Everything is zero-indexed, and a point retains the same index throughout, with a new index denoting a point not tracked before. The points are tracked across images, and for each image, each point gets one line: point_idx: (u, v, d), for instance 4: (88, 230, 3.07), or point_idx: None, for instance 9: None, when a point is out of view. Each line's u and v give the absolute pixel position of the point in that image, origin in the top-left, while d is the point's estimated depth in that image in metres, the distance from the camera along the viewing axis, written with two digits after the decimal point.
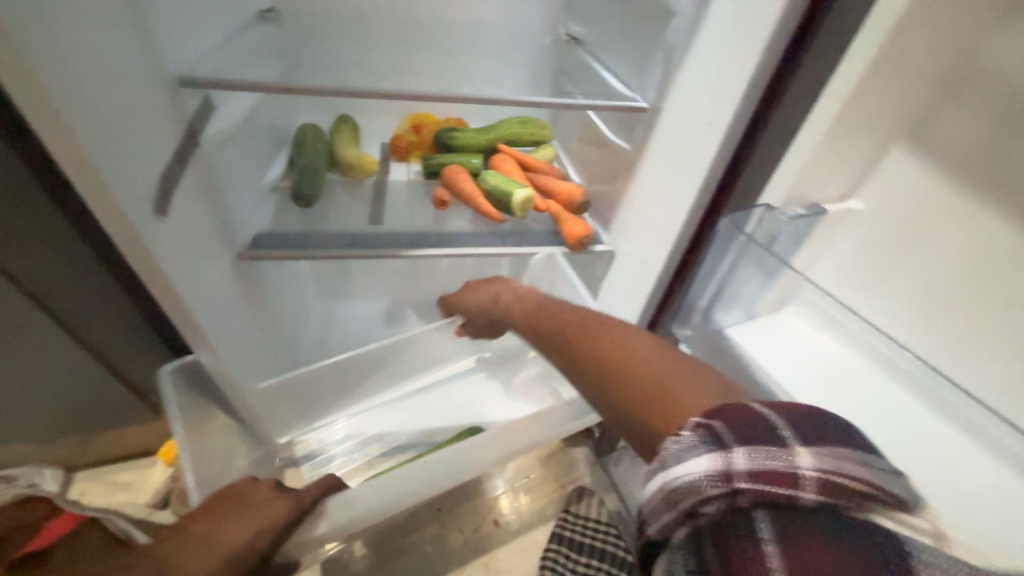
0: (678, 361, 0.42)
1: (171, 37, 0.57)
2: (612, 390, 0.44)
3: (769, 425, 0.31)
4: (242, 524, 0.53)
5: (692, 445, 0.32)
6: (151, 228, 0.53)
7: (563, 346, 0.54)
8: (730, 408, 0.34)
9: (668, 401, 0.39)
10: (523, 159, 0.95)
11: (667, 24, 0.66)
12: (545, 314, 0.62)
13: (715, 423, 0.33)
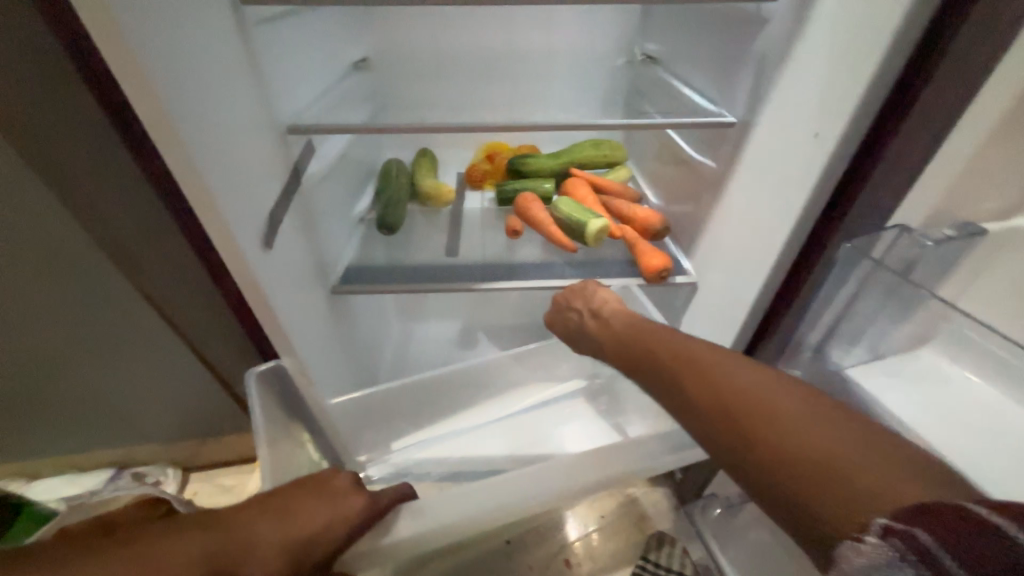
0: (833, 421, 0.36)
1: (279, 90, 0.64)
2: (746, 449, 0.38)
3: (1011, 547, 0.25)
4: (319, 510, 0.51)
5: (881, 559, 0.28)
6: (256, 259, 0.59)
7: (675, 386, 0.46)
8: (937, 510, 0.28)
9: (835, 480, 0.33)
10: (594, 182, 0.93)
11: (754, 32, 0.61)
12: (642, 337, 0.55)
13: (917, 533, 0.27)
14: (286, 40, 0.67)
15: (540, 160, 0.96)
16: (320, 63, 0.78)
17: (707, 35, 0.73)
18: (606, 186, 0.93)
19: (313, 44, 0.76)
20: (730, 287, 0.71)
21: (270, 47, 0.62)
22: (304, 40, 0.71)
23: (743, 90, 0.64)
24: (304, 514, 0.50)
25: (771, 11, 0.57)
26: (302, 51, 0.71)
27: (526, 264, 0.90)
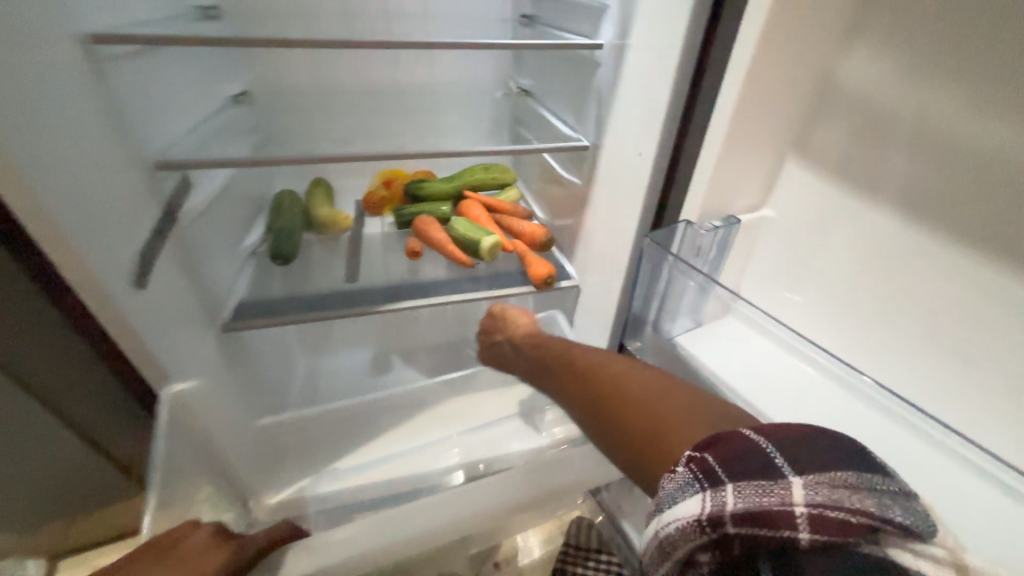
0: (667, 395, 0.45)
1: (143, 127, 0.62)
2: (610, 428, 0.47)
3: (762, 456, 0.32)
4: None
5: (684, 483, 0.34)
6: (129, 301, 0.57)
7: (575, 385, 0.56)
8: (720, 437, 0.34)
9: (662, 437, 0.41)
10: (486, 202, 1.01)
11: (591, 73, 0.74)
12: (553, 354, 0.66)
13: (707, 457, 0.34)
14: (150, 77, 0.65)
15: (434, 185, 1.02)
16: (193, 98, 0.77)
17: (562, 74, 0.86)
18: (497, 206, 1.01)
19: (183, 80, 0.74)
20: (604, 286, 0.82)
21: (133, 82, 0.61)
22: (170, 75, 0.70)
23: (591, 119, 0.76)
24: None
25: (601, 57, 0.70)
26: (170, 85, 0.70)
27: (428, 284, 0.94)
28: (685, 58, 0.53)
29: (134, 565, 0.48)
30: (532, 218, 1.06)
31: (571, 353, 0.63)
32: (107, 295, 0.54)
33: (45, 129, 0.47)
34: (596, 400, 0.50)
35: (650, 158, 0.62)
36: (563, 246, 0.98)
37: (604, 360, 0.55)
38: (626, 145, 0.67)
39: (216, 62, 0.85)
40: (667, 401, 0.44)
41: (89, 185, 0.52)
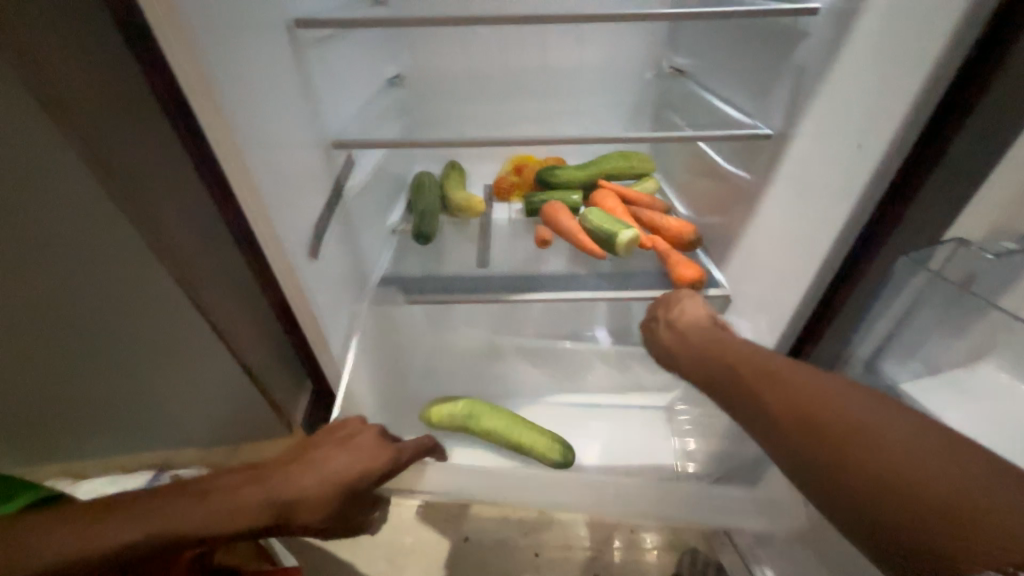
0: (966, 453, 0.30)
1: (326, 106, 0.67)
2: (871, 503, 0.31)
3: None
4: (342, 460, 0.48)
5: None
6: (304, 267, 0.62)
7: (779, 411, 0.37)
8: None
9: (986, 529, 0.27)
10: (624, 193, 0.94)
11: (791, 45, 0.61)
12: (728, 348, 0.46)
13: None
14: (332, 59, 0.70)
15: (569, 172, 0.98)
16: (362, 80, 0.82)
17: (739, 48, 0.74)
18: (635, 199, 0.93)
19: (356, 63, 0.79)
20: (770, 299, 0.69)
21: (319, 64, 0.65)
22: (347, 57, 0.75)
23: (780, 102, 0.64)
24: (332, 465, 0.47)
25: (810, 25, 0.58)
26: (346, 67, 0.75)
27: (555, 276, 0.90)
28: (971, 17, 0.40)
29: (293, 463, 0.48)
30: (672, 214, 0.96)
31: (754, 352, 0.43)
32: (291, 262, 0.59)
33: (255, 104, 0.51)
34: (790, 443, 0.36)
35: (881, 148, 0.49)
36: (711, 247, 0.87)
37: (832, 381, 0.36)
38: (839, 131, 0.55)
39: (378, 48, 0.90)
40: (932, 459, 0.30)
41: (283, 160, 0.56)
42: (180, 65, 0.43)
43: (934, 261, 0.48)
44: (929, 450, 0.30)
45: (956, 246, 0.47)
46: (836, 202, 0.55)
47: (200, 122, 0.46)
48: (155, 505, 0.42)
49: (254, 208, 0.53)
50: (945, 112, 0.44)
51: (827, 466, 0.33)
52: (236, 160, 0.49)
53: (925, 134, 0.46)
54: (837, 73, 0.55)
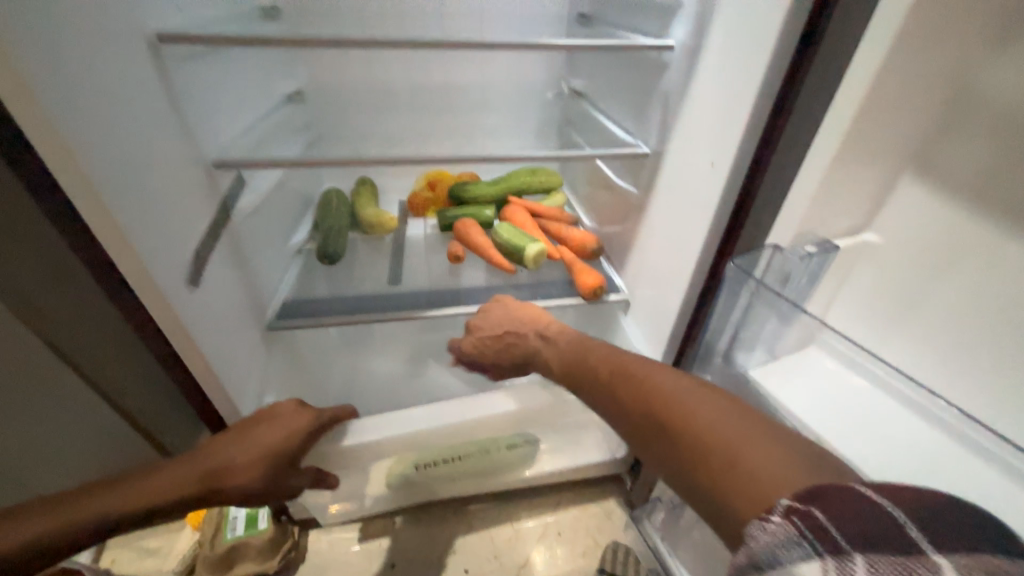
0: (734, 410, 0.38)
1: (203, 123, 0.63)
2: (672, 453, 0.40)
3: (888, 518, 0.26)
4: (268, 432, 0.57)
5: (789, 537, 0.26)
6: (180, 297, 0.56)
7: (621, 394, 0.47)
8: (822, 487, 0.28)
9: (733, 456, 0.35)
10: (532, 208, 0.98)
11: (659, 74, 0.68)
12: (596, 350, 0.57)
13: (810, 508, 0.27)
14: (210, 74, 0.66)
15: (479, 187, 1.00)
16: (252, 97, 0.78)
17: (621, 75, 0.82)
18: (542, 212, 0.98)
19: (243, 78, 0.76)
20: (659, 303, 0.75)
21: (192, 79, 0.61)
22: (230, 73, 0.71)
23: (655, 124, 0.71)
24: (257, 438, 0.56)
25: (670, 58, 0.65)
26: (229, 82, 0.71)
27: (469, 290, 0.91)
28: (781, 58, 0.48)
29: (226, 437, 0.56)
30: (578, 225, 1.02)
31: (616, 353, 0.54)
32: (161, 293, 0.53)
33: (107, 123, 0.47)
34: (631, 417, 0.45)
35: (727, 168, 0.56)
36: (612, 255, 0.93)
37: (659, 367, 0.47)
38: (698, 151, 0.62)
39: (271, 63, 0.86)
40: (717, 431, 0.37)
41: (147, 184, 0.52)
42: (3, 84, 0.37)
43: (759, 268, 0.54)
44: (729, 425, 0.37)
45: (773, 251, 0.53)
46: (699, 214, 0.62)
47: (37, 150, 0.41)
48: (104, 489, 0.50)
49: (113, 240, 0.48)
50: (768, 139, 0.52)
51: (648, 433, 0.43)
52: (79, 183, 0.44)
53: (755, 159, 0.54)
54: (694, 99, 0.62)
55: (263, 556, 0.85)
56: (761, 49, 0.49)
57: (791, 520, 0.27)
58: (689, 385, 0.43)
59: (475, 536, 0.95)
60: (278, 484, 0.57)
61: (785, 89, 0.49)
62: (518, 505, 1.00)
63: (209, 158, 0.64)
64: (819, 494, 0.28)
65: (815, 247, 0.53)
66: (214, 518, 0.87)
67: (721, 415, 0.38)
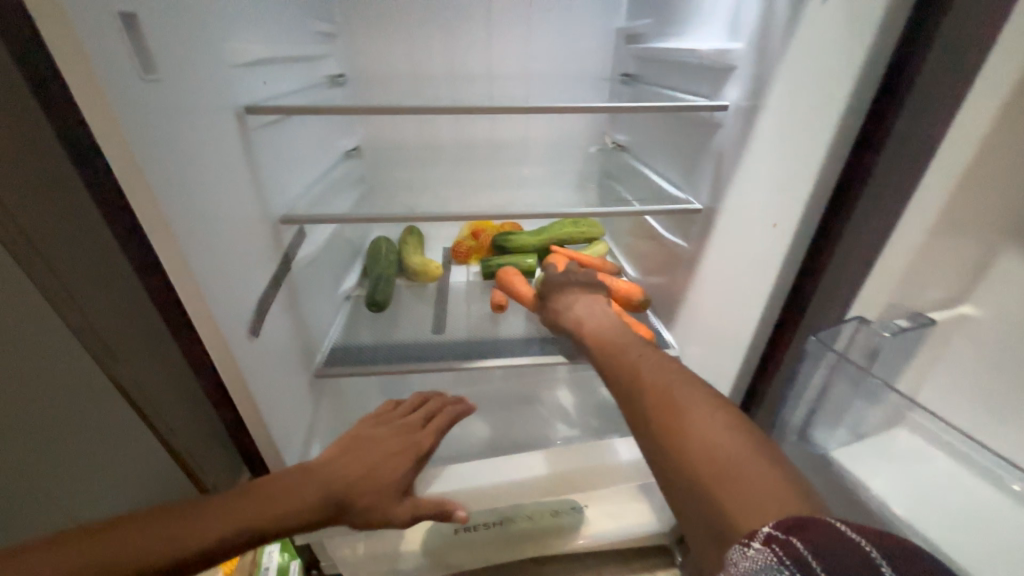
0: (752, 446, 0.38)
1: (274, 182, 0.68)
2: (681, 470, 0.38)
3: (859, 554, 0.26)
4: (377, 449, 0.59)
5: (766, 565, 0.26)
6: (243, 347, 0.58)
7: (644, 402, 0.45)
8: (805, 522, 0.29)
9: (741, 488, 0.34)
10: (575, 257, 0.98)
11: (709, 132, 0.69)
12: (630, 353, 0.55)
13: (792, 539, 0.27)
14: (283, 137, 0.72)
15: (523, 237, 1.01)
16: (316, 155, 0.85)
17: (668, 131, 0.83)
18: (586, 262, 0.97)
19: (309, 138, 0.82)
20: (716, 363, 0.72)
21: (267, 142, 0.67)
22: (299, 135, 0.77)
23: (706, 179, 0.70)
24: (371, 451, 0.58)
25: (722, 118, 0.65)
26: (298, 144, 0.77)
27: (511, 340, 0.90)
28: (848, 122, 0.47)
29: (337, 454, 0.57)
30: (622, 275, 1.01)
31: (649, 361, 0.51)
32: (227, 343, 0.56)
33: (197, 188, 0.51)
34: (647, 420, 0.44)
35: (791, 228, 0.54)
36: (659, 308, 0.91)
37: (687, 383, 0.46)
38: (756, 210, 0.61)
39: (334, 124, 0.93)
40: (725, 448, 0.38)
41: (224, 241, 0.56)
42: (118, 159, 0.42)
43: (840, 342, 0.52)
44: (737, 447, 0.38)
45: (858, 325, 0.51)
46: (759, 273, 0.60)
47: (138, 213, 0.45)
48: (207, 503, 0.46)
49: (190, 294, 0.51)
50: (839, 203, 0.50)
51: (661, 442, 0.41)
52: (171, 244, 0.48)
53: (825, 222, 0.52)
54: (748, 159, 0.61)
55: None
56: (826, 112, 0.49)
57: (771, 547, 0.27)
58: (708, 396, 0.44)
59: None
60: (393, 500, 0.57)
61: (855, 155, 0.48)
62: (554, 575, 0.94)
63: (277, 214, 0.68)
64: (800, 523, 0.28)
65: (904, 322, 0.53)
66: (247, 569, 0.85)
67: (732, 437, 0.39)
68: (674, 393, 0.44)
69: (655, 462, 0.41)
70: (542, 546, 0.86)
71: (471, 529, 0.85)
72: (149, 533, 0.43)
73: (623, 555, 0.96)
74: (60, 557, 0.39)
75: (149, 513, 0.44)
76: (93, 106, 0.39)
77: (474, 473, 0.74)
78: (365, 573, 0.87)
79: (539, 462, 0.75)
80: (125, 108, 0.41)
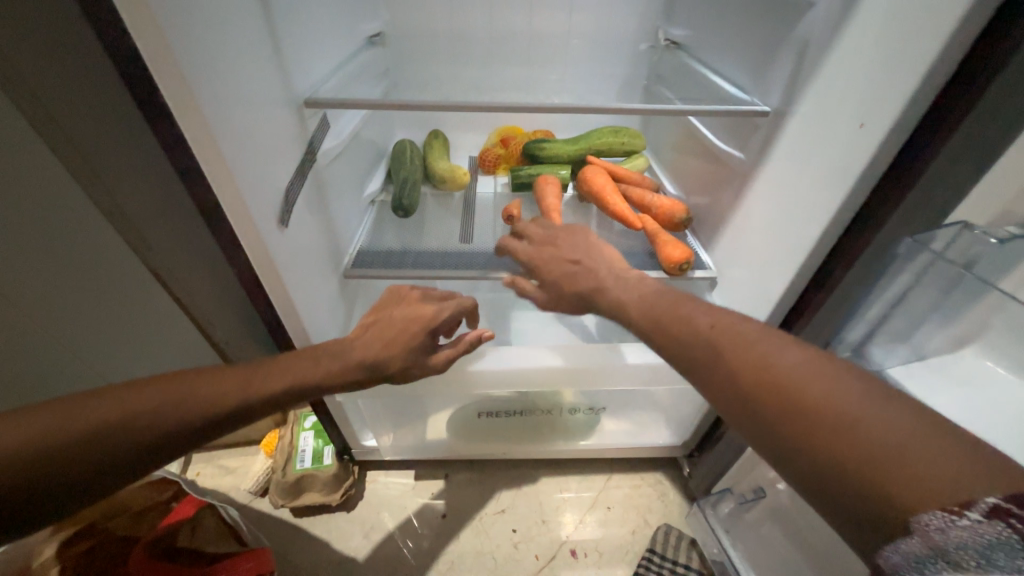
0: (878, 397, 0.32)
1: (295, 57, 0.61)
2: (807, 443, 0.33)
3: None
4: (403, 321, 0.60)
5: (994, 539, 0.25)
6: (272, 236, 0.57)
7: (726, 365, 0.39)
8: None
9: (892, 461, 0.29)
10: (613, 170, 0.91)
11: (796, 15, 0.58)
12: (684, 304, 0.47)
13: (1019, 506, 0.25)
14: (301, 5, 0.64)
15: (558, 145, 0.94)
16: (338, 35, 0.76)
17: (740, 19, 0.71)
18: (623, 176, 0.91)
19: (330, 12, 0.72)
20: (758, 285, 0.68)
21: (285, 8, 0.59)
22: (320, 6, 0.68)
23: (782, 76, 0.61)
24: (393, 325, 0.59)
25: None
26: (318, 16, 0.68)
27: None
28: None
29: (370, 328, 0.59)
30: (661, 193, 0.94)
31: (710, 313, 0.43)
32: (256, 230, 0.53)
33: (212, 52, 0.45)
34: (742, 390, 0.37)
35: (879, 131, 0.47)
36: (700, 229, 0.85)
37: (768, 336, 0.39)
38: (840, 112, 0.53)
39: (355, 1, 0.83)
40: (866, 415, 0.31)
41: (245, 120, 0.51)
42: (122, 1, 0.36)
43: (935, 245, 0.47)
44: (876, 408, 0.31)
45: (961, 229, 0.46)
46: (829, 186, 0.53)
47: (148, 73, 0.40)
48: (230, 376, 0.47)
49: (217, 174, 0.48)
50: (952, 95, 0.41)
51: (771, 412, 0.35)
52: (191, 111, 0.43)
53: (931, 118, 0.43)
54: (842, 46, 0.52)
55: (328, 491, 0.90)
56: None
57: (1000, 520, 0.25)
58: (811, 355, 0.36)
59: (523, 498, 0.97)
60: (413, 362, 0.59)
61: (993, 27, 0.38)
62: (566, 474, 1.00)
63: (299, 96, 0.62)
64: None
65: (1017, 228, 0.48)
66: (285, 449, 0.93)
67: (859, 398, 0.32)
68: (763, 352, 0.37)
69: (762, 434, 0.36)
70: (555, 442, 0.93)
71: (492, 416, 0.88)
72: (179, 396, 0.43)
73: (633, 463, 1.01)
74: (96, 408, 0.40)
75: (172, 374, 0.45)
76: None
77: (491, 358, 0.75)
78: (393, 454, 0.94)
79: (559, 354, 0.77)
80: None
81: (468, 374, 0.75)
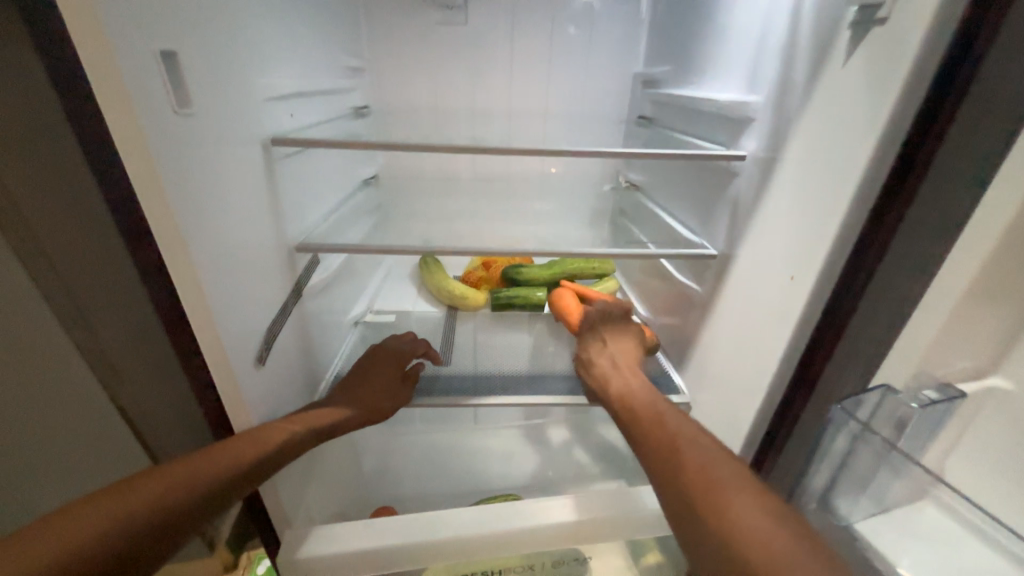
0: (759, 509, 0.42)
1: (291, 206, 0.69)
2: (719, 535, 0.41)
3: None
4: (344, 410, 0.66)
5: None
6: (249, 373, 0.57)
7: (668, 450, 0.50)
8: None
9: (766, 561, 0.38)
10: (582, 293, 0.98)
11: (726, 179, 0.70)
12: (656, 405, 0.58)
13: None
14: (308, 167, 0.74)
15: (535, 270, 1.01)
16: (339, 182, 0.87)
17: (682, 176, 0.84)
18: (592, 299, 0.97)
19: (332, 168, 0.84)
20: (727, 414, 0.69)
21: (291, 170, 0.69)
22: (324, 164, 0.80)
23: (721, 225, 0.71)
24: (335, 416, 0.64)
25: (739, 167, 0.66)
26: (321, 170, 0.80)
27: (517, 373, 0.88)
28: (873, 175, 0.46)
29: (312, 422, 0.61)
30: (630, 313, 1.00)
31: (665, 416, 0.55)
32: (233, 371, 0.54)
33: (217, 217, 0.51)
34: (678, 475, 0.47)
35: (811, 280, 0.53)
36: (670, 351, 0.89)
37: (702, 444, 0.49)
38: (773, 261, 0.60)
39: (357, 156, 0.97)
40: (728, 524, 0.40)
41: (240, 266, 0.55)
42: (135, 169, 0.41)
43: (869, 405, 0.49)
44: (769, 528, 0.40)
45: (884, 393, 0.51)
46: (776, 325, 0.58)
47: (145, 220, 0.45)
48: (168, 476, 0.47)
49: (198, 313, 0.49)
50: (864, 246, 0.48)
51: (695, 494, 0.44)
52: (191, 273, 0.47)
53: (850, 265, 0.49)
54: (765, 208, 0.61)
55: None
56: (846, 169, 0.48)
57: None
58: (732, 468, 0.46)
59: None
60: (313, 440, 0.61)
61: (882, 204, 0.46)
62: None
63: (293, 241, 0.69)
64: None
65: (935, 394, 0.52)
66: None
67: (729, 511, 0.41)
68: (700, 456, 0.48)
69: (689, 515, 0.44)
70: None
71: None
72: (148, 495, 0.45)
73: None
74: (91, 514, 0.42)
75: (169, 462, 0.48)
76: (113, 115, 0.39)
77: (477, 518, 0.66)
78: None
79: (566, 507, 0.67)
80: (145, 120, 0.40)
81: (445, 543, 0.63)
